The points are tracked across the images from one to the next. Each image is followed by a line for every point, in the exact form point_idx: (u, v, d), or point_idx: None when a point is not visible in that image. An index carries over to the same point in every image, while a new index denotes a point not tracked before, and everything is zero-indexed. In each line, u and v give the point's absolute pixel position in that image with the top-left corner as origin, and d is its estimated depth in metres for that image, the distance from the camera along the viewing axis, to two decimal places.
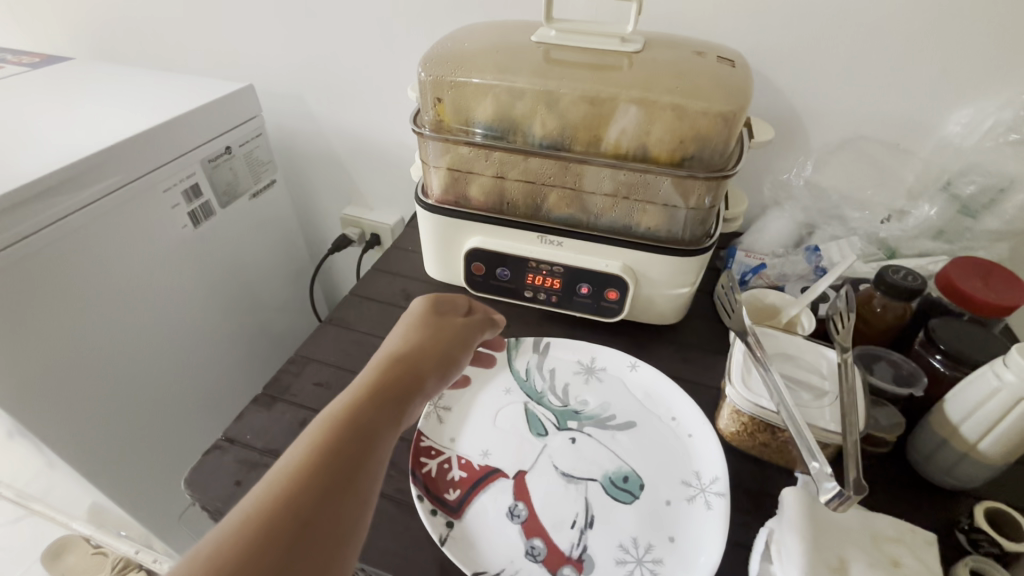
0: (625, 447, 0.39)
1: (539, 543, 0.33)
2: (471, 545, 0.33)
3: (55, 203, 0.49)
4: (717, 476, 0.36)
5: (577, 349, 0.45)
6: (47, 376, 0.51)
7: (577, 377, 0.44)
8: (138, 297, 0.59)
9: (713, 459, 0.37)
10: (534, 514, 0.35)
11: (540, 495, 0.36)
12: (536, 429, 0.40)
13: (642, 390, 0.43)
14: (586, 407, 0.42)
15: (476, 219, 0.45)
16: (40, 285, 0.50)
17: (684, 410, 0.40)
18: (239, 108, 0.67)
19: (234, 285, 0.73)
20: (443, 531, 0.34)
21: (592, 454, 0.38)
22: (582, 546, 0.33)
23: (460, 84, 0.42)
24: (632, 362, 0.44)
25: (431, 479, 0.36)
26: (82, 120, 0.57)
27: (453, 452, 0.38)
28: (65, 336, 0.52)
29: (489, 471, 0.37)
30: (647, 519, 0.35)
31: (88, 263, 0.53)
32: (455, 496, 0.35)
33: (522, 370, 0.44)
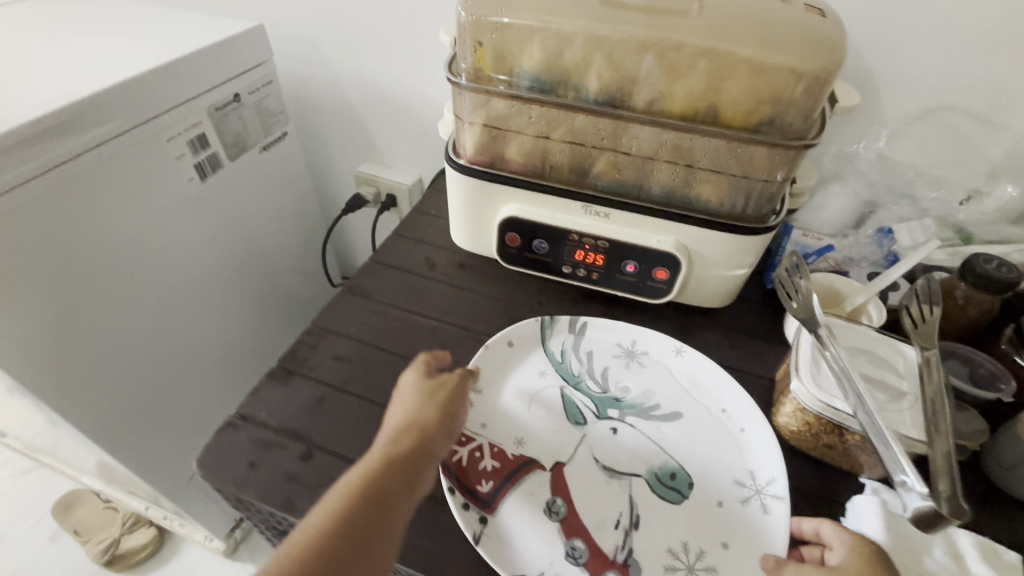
0: (671, 440, 0.35)
1: (579, 544, 0.31)
2: (506, 545, 0.30)
3: (50, 148, 0.45)
4: (773, 477, 0.33)
5: (617, 331, 0.41)
6: (48, 335, 0.48)
7: (617, 361, 0.40)
8: (142, 255, 0.56)
9: (770, 460, 0.34)
10: (574, 512, 0.32)
11: (581, 492, 0.33)
12: (574, 417, 0.36)
13: (687, 380, 0.39)
14: (627, 394, 0.38)
15: (514, 184, 0.41)
16: (38, 238, 0.46)
17: (735, 402, 0.37)
18: (248, 52, 0.61)
19: (243, 244, 0.70)
20: (477, 529, 0.31)
21: (635, 447, 0.35)
22: (627, 550, 0.31)
23: (504, 26, 0.36)
24: (678, 347, 0.40)
25: (462, 469, 0.33)
26: (76, 57, 0.52)
27: (485, 439, 0.34)
28: (67, 295, 0.49)
29: (524, 462, 0.34)
30: (698, 522, 0.32)
31: (89, 217, 0.50)
32: (488, 488, 0.32)
33: (557, 351, 0.40)
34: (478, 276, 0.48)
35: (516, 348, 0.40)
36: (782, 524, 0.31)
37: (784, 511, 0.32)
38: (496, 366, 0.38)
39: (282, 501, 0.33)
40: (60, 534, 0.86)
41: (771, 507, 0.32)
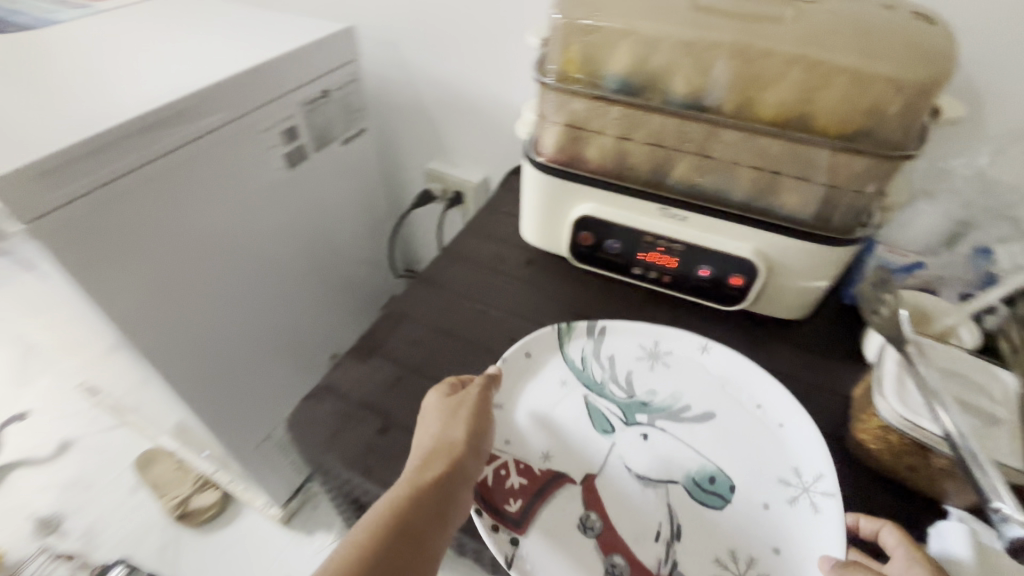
0: (705, 441, 0.35)
1: (619, 560, 0.31)
2: (542, 567, 0.30)
3: (168, 134, 0.50)
4: (820, 475, 0.33)
5: (641, 332, 0.41)
6: (151, 301, 0.53)
7: (641, 364, 0.40)
8: (234, 235, 0.60)
9: (814, 452, 0.34)
10: (610, 527, 0.32)
11: (615, 504, 0.33)
12: (601, 426, 0.36)
13: (718, 374, 0.39)
14: (655, 397, 0.38)
15: (592, 184, 0.42)
16: (151, 213, 0.51)
17: (772, 399, 0.37)
18: (337, 51, 0.65)
19: (319, 231, 0.74)
20: (510, 552, 0.30)
21: (669, 452, 0.35)
22: (671, 563, 0.30)
23: (595, 29, 0.37)
24: (704, 345, 0.40)
25: (487, 489, 0.33)
26: (192, 53, 0.57)
27: (510, 457, 0.34)
28: (170, 267, 0.54)
29: (552, 477, 0.34)
30: (741, 525, 0.32)
31: (194, 197, 0.54)
32: (516, 507, 0.32)
33: (575, 357, 0.40)
34: (546, 273, 0.49)
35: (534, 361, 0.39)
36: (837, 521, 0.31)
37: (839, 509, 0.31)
38: (511, 376, 0.38)
39: (361, 468, 0.35)
40: (138, 488, 0.94)
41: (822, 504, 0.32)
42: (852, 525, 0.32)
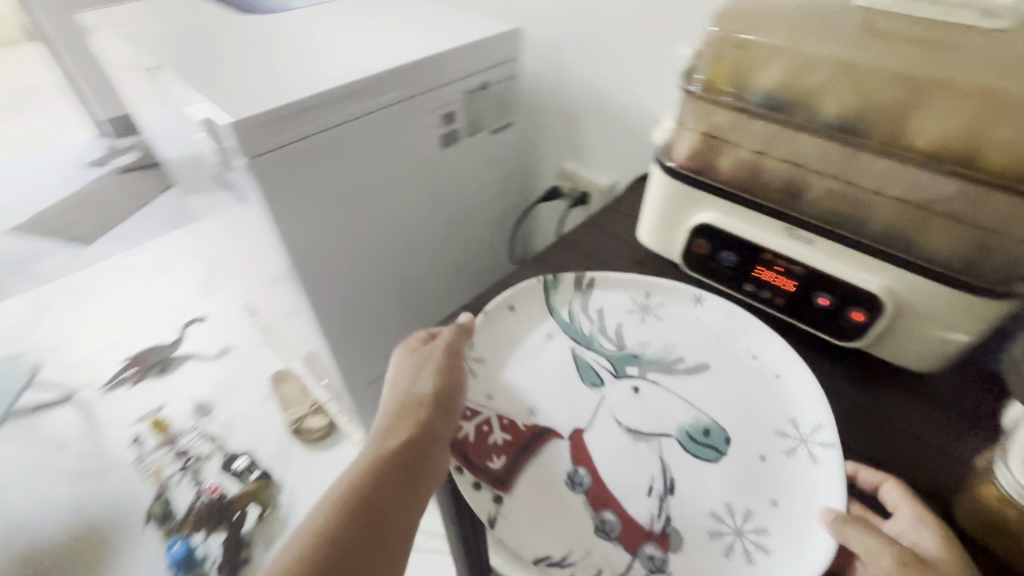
0: (699, 395, 0.39)
1: (609, 516, 0.33)
2: (527, 524, 0.33)
3: (357, 104, 0.59)
4: (819, 426, 0.36)
5: (631, 287, 0.45)
6: (317, 239, 0.64)
7: (632, 317, 0.44)
8: (387, 199, 0.70)
9: (812, 404, 0.37)
10: (600, 484, 0.34)
11: (606, 453, 0.35)
12: (590, 379, 0.40)
13: (714, 324, 0.43)
14: (645, 350, 0.42)
15: (719, 195, 0.42)
16: (332, 168, 0.61)
17: (768, 352, 0.41)
18: (503, 49, 0.72)
19: (455, 209, 0.82)
20: (492, 510, 0.33)
21: (658, 405, 0.38)
22: (664, 519, 0.33)
23: (750, 44, 0.39)
24: (697, 297, 0.44)
25: (470, 447, 0.36)
26: (388, 40, 0.68)
27: (491, 413, 0.37)
28: (335, 214, 0.64)
29: (536, 435, 0.36)
30: (737, 480, 0.34)
31: (364, 160, 0.64)
32: (499, 463, 0.35)
33: (563, 311, 0.44)
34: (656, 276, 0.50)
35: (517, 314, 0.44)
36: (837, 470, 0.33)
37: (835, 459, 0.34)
38: (496, 327, 0.42)
39: None
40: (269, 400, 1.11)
41: (819, 452, 0.35)
42: (853, 475, 0.35)
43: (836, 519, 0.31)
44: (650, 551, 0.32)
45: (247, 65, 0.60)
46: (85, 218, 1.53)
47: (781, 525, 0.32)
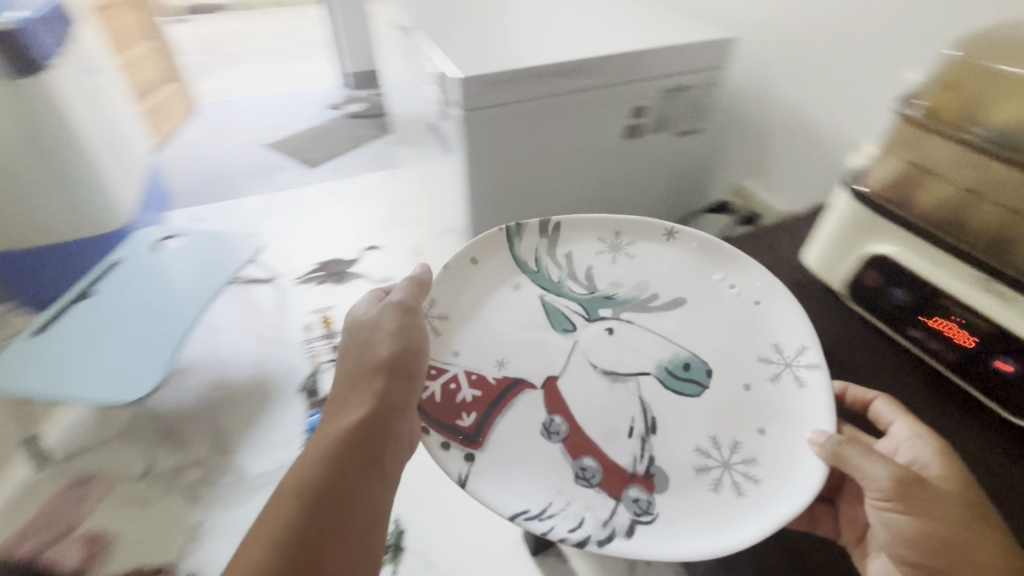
0: (672, 330, 0.64)
1: (587, 462, 0.53)
2: (511, 480, 0.52)
3: (560, 82, 0.66)
4: (805, 351, 0.59)
5: (588, 230, 0.72)
6: (492, 193, 0.73)
7: (601, 260, 0.71)
8: (560, 174, 0.76)
9: (794, 330, 0.61)
10: (575, 439, 0.55)
11: (587, 397, 0.58)
12: (563, 326, 0.65)
13: (673, 248, 0.71)
14: (610, 291, 0.68)
15: (906, 226, 0.50)
16: (522, 134, 0.69)
17: (765, 298, 0.64)
18: (710, 55, 0.73)
19: (616, 199, 0.85)
20: (465, 468, 0.51)
21: (626, 342, 0.63)
22: (647, 461, 0.53)
23: (992, 85, 0.47)
24: (669, 232, 0.71)
25: (445, 412, 0.55)
26: (603, 29, 0.74)
27: (458, 376, 0.59)
28: (513, 176, 0.72)
29: (498, 404, 0.57)
30: (715, 411, 0.56)
31: (551, 134, 0.71)
32: (470, 421, 0.55)
33: (531, 256, 0.71)
34: None
35: (480, 263, 0.69)
36: (824, 386, 0.55)
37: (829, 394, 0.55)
38: (467, 276, 0.67)
39: None
40: None
41: (807, 372, 0.57)
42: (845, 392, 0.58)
43: (836, 442, 0.49)
44: (631, 494, 0.51)
45: (486, 32, 0.72)
46: (306, 146, 1.89)
47: (781, 442, 0.53)
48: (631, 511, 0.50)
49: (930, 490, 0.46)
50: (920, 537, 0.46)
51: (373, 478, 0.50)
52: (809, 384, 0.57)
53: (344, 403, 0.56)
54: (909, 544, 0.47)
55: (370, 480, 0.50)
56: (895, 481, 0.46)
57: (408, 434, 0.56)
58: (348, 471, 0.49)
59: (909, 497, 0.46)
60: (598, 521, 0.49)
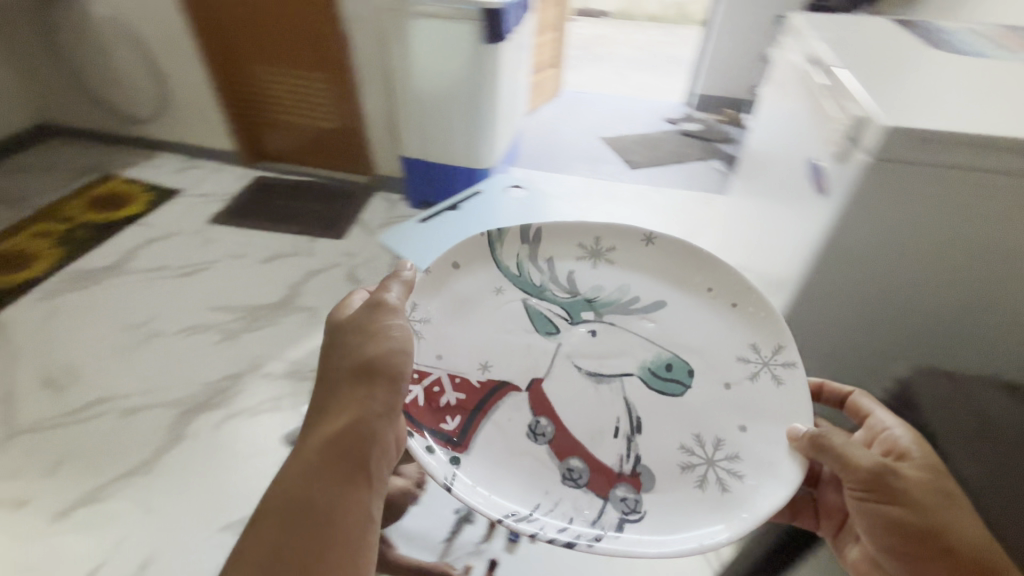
0: (651, 330, 0.66)
1: (574, 463, 0.57)
2: (489, 487, 0.54)
3: (1010, 159, 0.59)
4: (778, 347, 0.61)
5: (575, 235, 0.71)
6: (857, 249, 0.69)
7: (584, 262, 0.71)
8: (943, 254, 0.68)
9: (765, 331, 0.63)
10: (556, 440, 0.59)
11: (570, 396, 0.62)
12: (545, 328, 0.67)
13: (653, 253, 0.70)
14: (598, 294, 0.69)
15: None
16: (930, 200, 0.64)
17: (725, 287, 0.67)
18: None
19: (990, 306, 0.72)
20: (450, 473, 0.53)
21: (610, 342, 0.66)
22: (632, 463, 0.57)
23: None
24: (647, 236, 0.70)
25: (422, 411, 0.57)
26: None
27: (439, 375, 0.60)
28: (892, 239, 0.67)
29: (481, 404, 0.60)
30: (693, 411, 0.60)
31: (962, 210, 0.64)
32: (453, 423, 0.58)
33: (511, 263, 0.70)
34: None
35: (460, 267, 0.68)
36: (801, 381, 0.58)
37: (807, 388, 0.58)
38: (447, 277, 0.66)
39: None
40: None
41: (782, 370, 0.60)
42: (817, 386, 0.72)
43: (812, 437, 0.53)
44: (619, 492, 0.55)
45: (926, 88, 0.68)
46: (634, 148, 2.05)
47: (761, 440, 0.57)
48: (620, 510, 0.54)
49: (902, 481, 0.53)
50: (894, 527, 0.54)
51: (356, 486, 0.49)
52: (786, 382, 0.59)
53: (324, 411, 0.53)
54: (885, 531, 0.54)
55: (352, 493, 0.48)
56: (871, 471, 0.54)
57: (396, 440, 0.53)
58: (324, 490, 0.47)
59: (884, 489, 0.53)
60: (587, 518, 0.53)
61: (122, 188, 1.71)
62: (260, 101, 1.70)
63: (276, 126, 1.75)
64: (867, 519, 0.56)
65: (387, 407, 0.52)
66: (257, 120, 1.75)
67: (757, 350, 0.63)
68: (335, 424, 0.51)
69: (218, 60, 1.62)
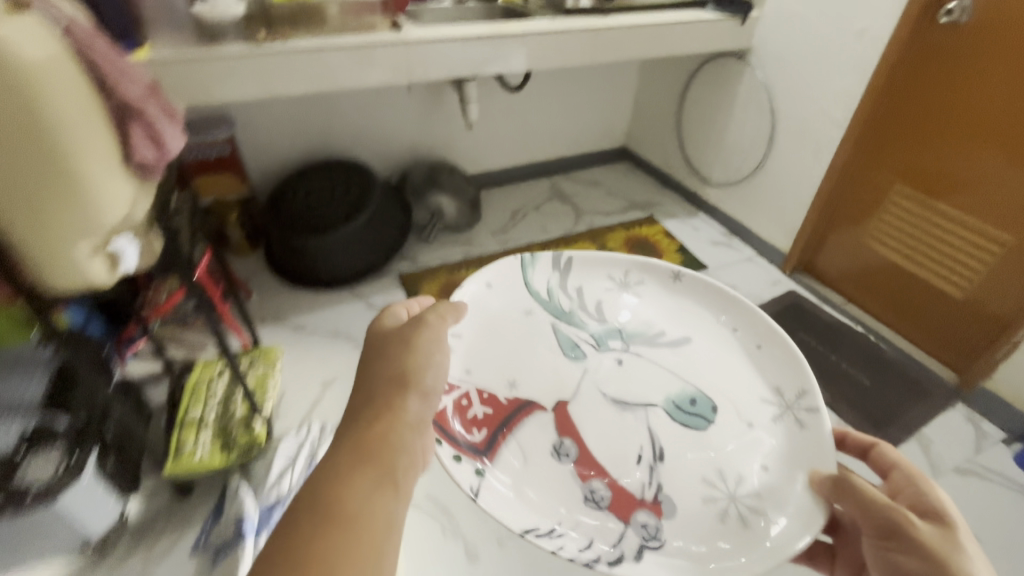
0: (675, 364, 0.83)
1: (595, 491, 0.68)
2: (505, 462, 0.71)
3: None
4: (805, 390, 0.75)
5: (608, 272, 0.95)
6: None
7: (610, 289, 0.94)
8: None
9: (788, 374, 0.79)
10: (576, 459, 0.72)
11: (596, 425, 0.76)
12: (574, 353, 0.84)
13: (677, 289, 0.93)
14: (627, 325, 0.90)
15: None
16: None
17: (739, 325, 0.87)
18: None
19: None
20: (471, 481, 0.67)
21: (640, 366, 0.84)
22: (652, 491, 0.69)
23: None
24: (676, 273, 0.94)
25: (451, 422, 0.73)
26: None
27: (468, 392, 0.76)
28: None
29: (512, 411, 0.76)
30: (709, 439, 0.74)
31: None
32: (482, 434, 0.73)
33: (542, 287, 0.91)
34: None
35: (490, 287, 0.88)
36: (821, 425, 0.70)
37: (829, 430, 0.70)
38: (482, 294, 0.87)
39: None
40: None
41: (806, 414, 0.72)
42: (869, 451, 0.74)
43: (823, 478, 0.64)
44: (640, 518, 0.66)
45: None
46: None
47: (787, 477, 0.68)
48: (639, 535, 0.65)
49: (913, 530, 0.63)
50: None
51: (383, 494, 0.55)
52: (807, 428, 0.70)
53: (359, 418, 0.61)
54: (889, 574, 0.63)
55: (379, 497, 0.55)
56: (890, 520, 0.64)
57: (424, 453, 0.62)
58: (355, 487, 0.55)
59: (903, 537, 0.63)
60: (610, 539, 0.64)
61: (658, 239, 1.68)
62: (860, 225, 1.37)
63: (861, 257, 1.39)
64: (881, 564, 0.64)
65: (421, 425, 0.61)
66: (836, 241, 1.43)
67: (781, 395, 0.76)
68: (373, 429, 0.60)
69: (842, 172, 1.34)
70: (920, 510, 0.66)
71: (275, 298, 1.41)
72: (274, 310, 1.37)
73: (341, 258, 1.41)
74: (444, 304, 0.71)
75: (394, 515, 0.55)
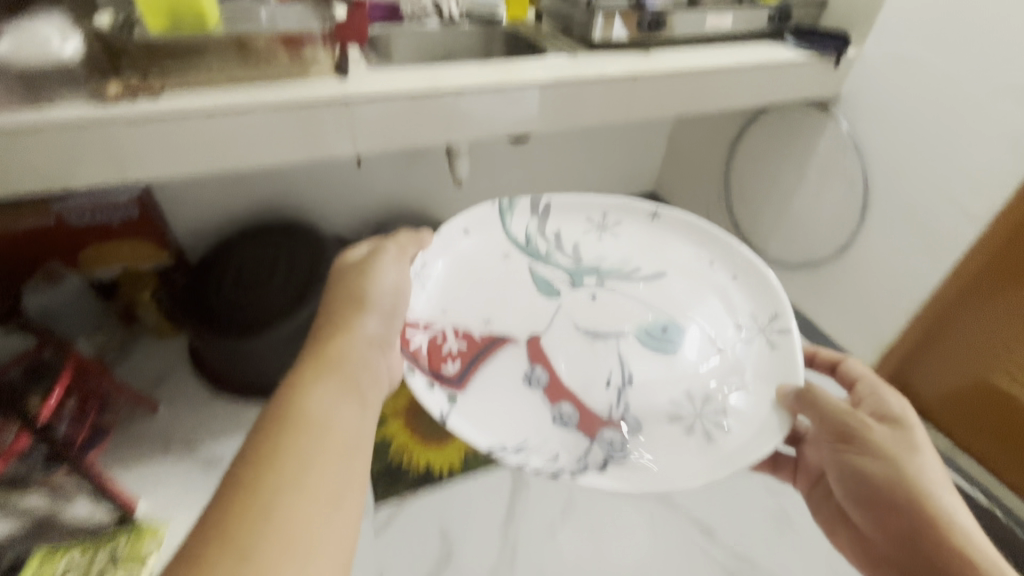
0: (644, 294, 0.68)
1: (562, 408, 0.57)
2: (483, 391, 0.57)
3: None
4: (777, 315, 0.63)
5: (583, 213, 0.72)
6: None
7: (589, 232, 0.72)
8: None
9: (763, 301, 0.65)
10: (551, 382, 0.59)
11: (568, 347, 0.63)
12: (545, 289, 0.67)
13: (657, 230, 0.71)
14: (603, 263, 0.70)
15: None
16: None
17: (718, 257, 0.69)
18: None
19: None
20: (443, 409, 0.53)
21: (610, 305, 0.67)
22: (620, 406, 0.58)
23: None
24: (652, 211, 0.72)
25: (424, 353, 0.58)
26: None
27: (442, 325, 0.61)
28: None
29: (495, 338, 0.62)
30: (678, 370, 0.61)
31: None
32: (456, 368, 0.58)
33: (519, 233, 0.70)
34: None
35: (467, 235, 0.68)
36: (795, 347, 0.59)
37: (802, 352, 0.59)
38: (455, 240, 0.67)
39: None
40: None
41: (778, 334, 0.61)
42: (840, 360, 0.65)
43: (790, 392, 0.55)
44: (606, 435, 0.56)
45: None
46: None
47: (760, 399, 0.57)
48: (603, 450, 0.54)
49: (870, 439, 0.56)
50: (865, 483, 0.56)
51: (354, 413, 0.49)
52: (779, 348, 0.60)
53: (316, 341, 0.56)
54: (859, 481, 0.56)
55: (344, 408, 0.49)
56: (846, 427, 0.56)
57: (388, 372, 0.58)
58: (315, 390, 0.49)
59: (862, 442, 0.56)
60: (575, 454, 0.54)
61: None
62: (973, 362, 1.03)
63: (966, 392, 1.06)
64: (840, 468, 0.58)
65: (388, 337, 0.59)
66: (937, 365, 1.09)
67: (748, 319, 0.65)
68: (330, 346, 0.55)
69: (956, 296, 1.00)
70: (884, 418, 0.57)
71: (194, 411, 1.07)
72: (190, 429, 1.04)
73: (281, 366, 1.07)
74: (404, 235, 0.66)
75: (362, 426, 0.48)
